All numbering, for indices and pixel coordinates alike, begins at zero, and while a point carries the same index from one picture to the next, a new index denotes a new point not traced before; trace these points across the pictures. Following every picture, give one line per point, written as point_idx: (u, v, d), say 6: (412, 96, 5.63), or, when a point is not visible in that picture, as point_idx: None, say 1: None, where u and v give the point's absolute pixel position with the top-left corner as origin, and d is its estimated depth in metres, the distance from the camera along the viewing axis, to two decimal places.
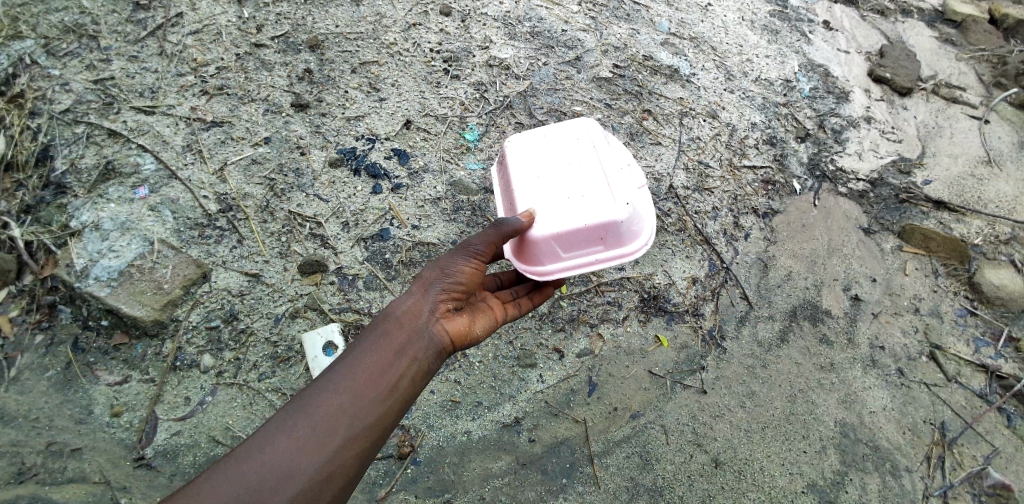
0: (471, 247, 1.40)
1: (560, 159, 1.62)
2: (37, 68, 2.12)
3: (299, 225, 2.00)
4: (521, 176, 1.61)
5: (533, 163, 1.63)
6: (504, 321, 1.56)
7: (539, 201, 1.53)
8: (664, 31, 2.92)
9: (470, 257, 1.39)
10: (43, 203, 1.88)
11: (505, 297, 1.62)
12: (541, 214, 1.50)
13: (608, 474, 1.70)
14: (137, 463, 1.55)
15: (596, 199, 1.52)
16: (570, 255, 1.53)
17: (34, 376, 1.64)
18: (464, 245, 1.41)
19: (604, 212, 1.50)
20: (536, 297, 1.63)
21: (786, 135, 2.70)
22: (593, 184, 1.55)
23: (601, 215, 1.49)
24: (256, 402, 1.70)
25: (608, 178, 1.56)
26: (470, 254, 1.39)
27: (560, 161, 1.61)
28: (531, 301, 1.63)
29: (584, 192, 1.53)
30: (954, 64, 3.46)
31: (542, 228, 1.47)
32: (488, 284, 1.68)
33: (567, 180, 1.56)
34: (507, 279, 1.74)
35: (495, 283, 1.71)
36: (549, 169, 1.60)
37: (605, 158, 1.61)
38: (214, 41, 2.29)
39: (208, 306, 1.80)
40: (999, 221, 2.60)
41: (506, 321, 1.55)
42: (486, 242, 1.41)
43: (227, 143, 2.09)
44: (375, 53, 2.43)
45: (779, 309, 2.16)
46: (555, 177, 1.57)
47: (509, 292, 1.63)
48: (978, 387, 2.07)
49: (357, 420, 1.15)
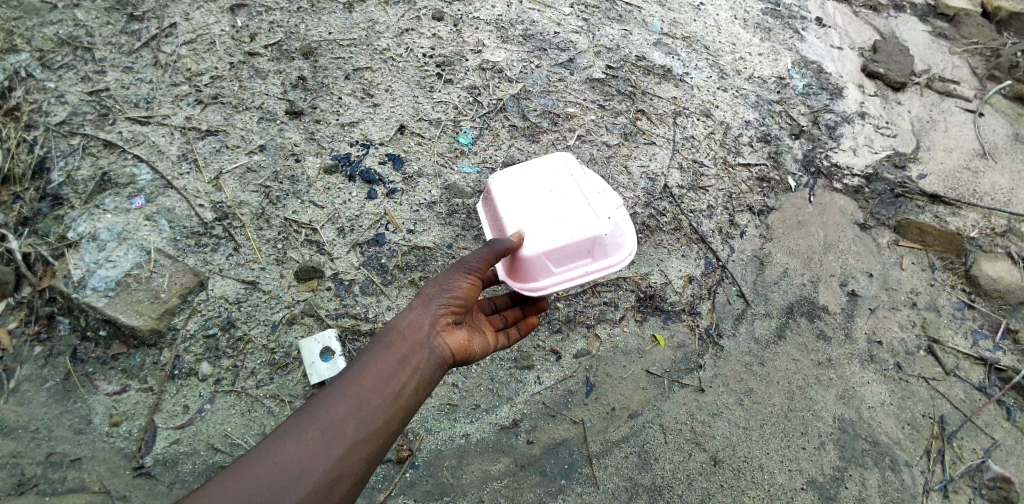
0: (468, 263, 1.43)
1: (541, 185, 1.66)
2: (33, 81, 2.12)
3: (295, 232, 2.00)
4: (506, 204, 1.63)
5: (514, 191, 1.66)
6: (498, 346, 1.59)
7: (527, 223, 1.57)
8: (657, 31, 2.93)
9: (467, 272, 1.42)
10: (40, 215, 1.88)
11: (496, 323, 1.65)
12: (530, 234, 1.54)
13: (606, 474, 1.70)
14: (137, 472, 1.55)
15: (579, 216, 1.57)
16: (562, 270, 1.56)
17: (34, 387, 1.63)
18: (460, 262, 1.44)
19: (590, 227, 1.55)
20: (526, 324, 1.66)
21: (780, 132, 2.71)
22: (575, 205, 1.60)
23: (586, 231, 1.54)
24: (254, 409, 1.70)
25: (588, 198, 1.61)
26: (468, 270, 1.42)
27: (542, 188, 1.65)
28: (519, 330, 1.65)
29: (568, 212, 1.59)
30: (947, 58, 3.47)
31: (533, 247, 1.51)
32: (483, 305, 1.67)
33: (550, 203, 1.60)
34: (503, 303, 1.71)
35: (489, 307, 1.69)
36: (532, 195, 1.64)
37: (582, 181, 1.66)
38: (208, 51, 2.30)
39: (205, 314, 1.80)
40: (994, 213, 2.60)
41: (499, 347, 1.58)
42: (481, 260, 1.44)
43: (223, 152, 2.09)
44: (369, 59, 2.44)
45: (776, 306, 2.16)
46: (539, 202, 1.61)
47: (498, 316, 1.66)
48: (977, 380, 2.07)
49: (363, 425, 1.17)
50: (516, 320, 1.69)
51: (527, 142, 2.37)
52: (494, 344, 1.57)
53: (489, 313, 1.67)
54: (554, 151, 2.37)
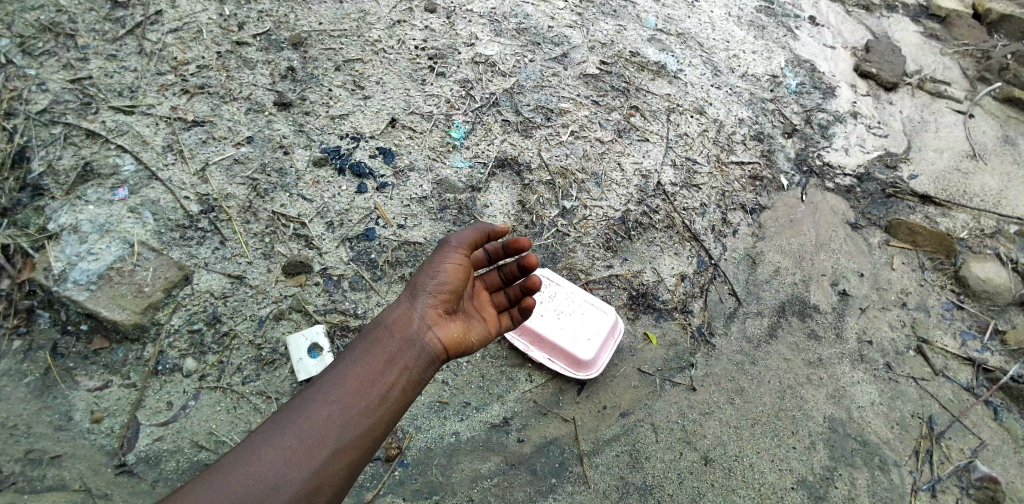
0: (455, 241, 1.48)
1: (576, 312, 1.90)
2: (13, 67, 2.05)
3: (283, 226, 1.96)
4: (573, 309, 1.91)
5: (572, 302, 1.92)
6: (499, 330, 1.54)
7: (582, 331, 1.85)
8: (650, 27, 2.91)
9: (455, 253, 1.45)
10: (19, 206, 1.81)
11: (500, 301, 1.59)
12: (587, 341, 1.83)
13: (597, 473, 1.68)
14: (118, 469, 1.50)
15: (594, 315, 1.90)
16: (578, 366, 1.82)
17: (12, 381, 1.57)
18: (446, 246, 1.46)
19: (581, 356, 1.81)
20: (524, 305, 1.54)
21: (773, 130, 2.71)
22: (583, 337, 1.84)
23: (585, 356, 1.81)
24: (241, 405, 1.67)
25: (585, 336, 1.84)
26: (454, 249, 1.45)
27: (575, 315, 1.89)
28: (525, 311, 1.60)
29: (589, 331, 1.86)
30: (938, 59, 3.48)
31: (590, 351, 1.82)
32: (490, 278, 1.60)
33: (582, 327, 1.86)
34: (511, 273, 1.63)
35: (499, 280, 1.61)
36: (575, 315, 1.90)
37: (597, 372, 1.83)
38: (195, 40, 2.25)
39: (190, 308, 1.76)
40: (984, 215, 2.62)
41: (501, 332, 1.53)
42: (466, 239, 1.49)
43: (209, 143, 2.05)
44: (360, 50, 2.40)
45: (767, 304, 2.16)
46: (576, 322, 1.87)
47: (502, 293, 1.59)
48: (965, 380, 2.08)
49: (345, 431, 1.15)
50: (518, 297, 1.60)
51: (519, 137, 2.35)
52: (496, 330, 1.52)
53: (493, 289, 1.61)
54: (547, 146, 2.35)
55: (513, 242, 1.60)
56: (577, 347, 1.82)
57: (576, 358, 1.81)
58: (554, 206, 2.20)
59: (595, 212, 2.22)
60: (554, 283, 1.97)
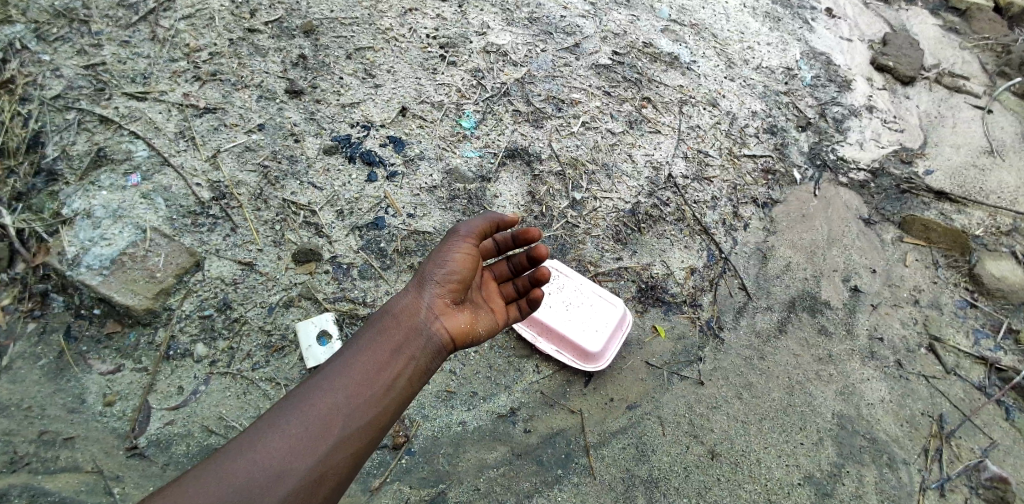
0: (463, 231, 1.48)
1: (585, 304, 1.90)
2: (28, 53, 2.06)
3: (293, 214, 1.97)
4: (582, 301, 1.90)
5: (582, 294, 1.92)
6: (506, 321, 1.54)
7: (590, 323, 1.85)
8: (664, 18, 2.88)
9: (463, 242, 1.45)
10: (34, 191, 1.83)
11: (507, 293, 1.59)
12: (596, 334, 1.83)
13: (602, 465, 1.69)
14: (130, 452, 1.52)
15: (603, 307, 1.89)
16: (585, 360, 1.82)
17: (27, 364, 1.60)
18: (456, 235, 1.46)
19: (589, 349, 1.81)
20: (532, 297, 1.55)
21: (787, 123, 2.67)
22: (591, 331, 1.83)
23: (593, 349, 1.81)
24: (250, 391, 1.68)
25: (593, 329, 1.84)
26: (463, 238, 1.45)
27: (584, 308, 1.89)
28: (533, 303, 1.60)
29: (597, 323, 1.85)
30: (958, 53, 3.42)
31: (597, 345, 1.81)
32: (499, 269, 1.60)
33: (590, 320, 1.86)
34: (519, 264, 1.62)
35: (508, 270, 1.61)
36: (582, 307, 1.89)
37: (604, 364, 1.83)
38: (207, 27, 2.25)
39: (201, 295, 1.78)
40: (1000, 213, 2.58)
41: (507, 324, 1.54)
42: (475, 229, 1.48)
43: (221, 130, 2.05)
44: (371, 38, 2.39)
45: (778, 299, 2.15)
46: (585, 314, 1.87)
47: (511, 284, 1.59)
48: (977, 379, 2.06)
49: (350, 421, 1.15)
50: (526, 288, 1.60)
51: (530, 128, 2.33)
52: (502, 321, 1.52)
53: (501, 280, 1.60)
54: (558, 137, 2.33)
55: (522, 232, 1.59)
56: (585, 339, 1.82)
57: (583, 349, 1.81)
58: (564, 198, 2.19)
59: (604, 204, 2.21)
60: (564, 274, 1.97)
